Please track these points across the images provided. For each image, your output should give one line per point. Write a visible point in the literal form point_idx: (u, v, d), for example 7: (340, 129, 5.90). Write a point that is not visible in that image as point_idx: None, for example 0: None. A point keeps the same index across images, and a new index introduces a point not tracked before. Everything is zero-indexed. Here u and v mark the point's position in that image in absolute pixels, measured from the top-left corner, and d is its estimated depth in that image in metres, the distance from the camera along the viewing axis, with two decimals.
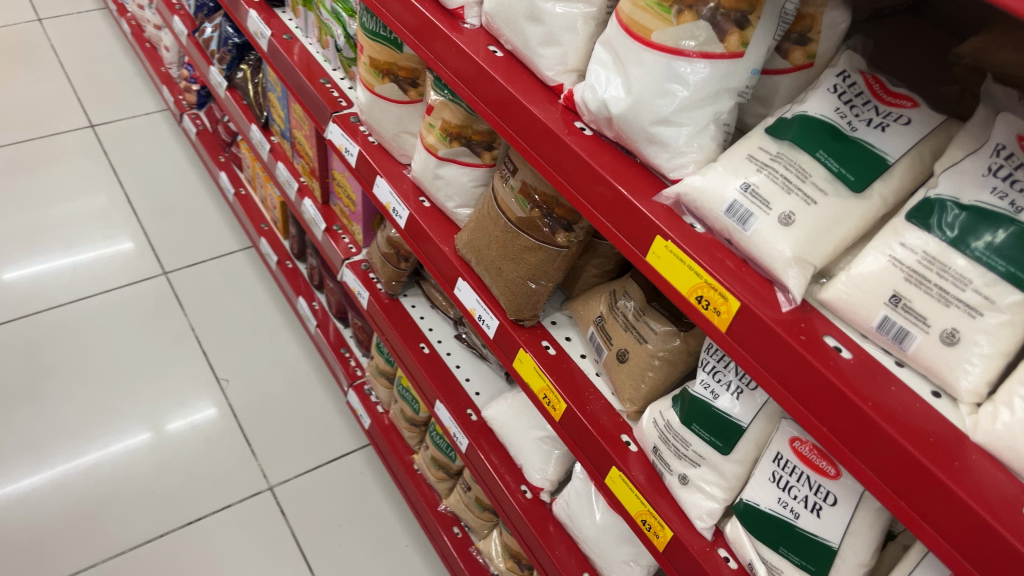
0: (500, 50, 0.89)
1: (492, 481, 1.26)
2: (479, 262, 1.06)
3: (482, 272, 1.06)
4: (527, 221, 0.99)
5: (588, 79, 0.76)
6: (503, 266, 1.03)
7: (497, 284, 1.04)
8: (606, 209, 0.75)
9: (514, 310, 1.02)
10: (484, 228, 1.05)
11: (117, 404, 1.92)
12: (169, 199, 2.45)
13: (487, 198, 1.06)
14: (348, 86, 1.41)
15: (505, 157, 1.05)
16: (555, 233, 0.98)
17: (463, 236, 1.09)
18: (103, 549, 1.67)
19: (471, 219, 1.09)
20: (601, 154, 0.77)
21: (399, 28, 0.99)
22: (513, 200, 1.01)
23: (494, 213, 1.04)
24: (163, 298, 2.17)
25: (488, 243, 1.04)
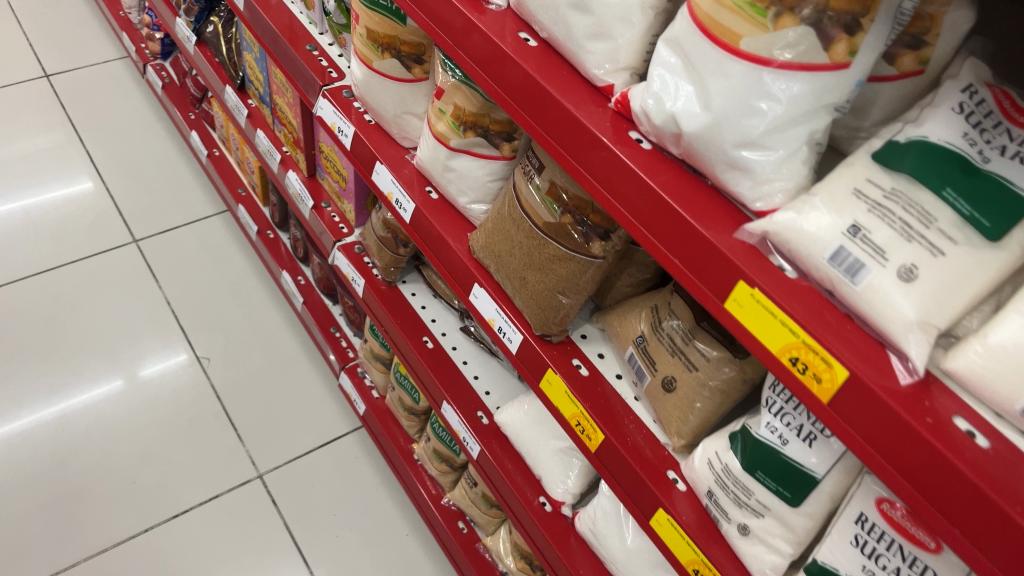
0: (532, 38, 0.76)
1: (507, 491, 1.16)
2: (500, 270, 0.95)
3: (503, 281, 0.95)
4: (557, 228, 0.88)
5: (650, 85, 0.64)
6: (529, 275, 0.92)
7: (521, 295, 0.93)
8: (671, 241, 0.64)
9: (541, 325, 0.91)
10: (505, 232, 0.94)
11: (90, 386, 1.79)
12: (136, 158, 2.28)
13: (508, 197, 0.95)
14: (337, 53, 1.26)
15: (528, 151, 0.93)
16: (589, 243, 0.86)
17: (480, 238, 0.98)
18: (83, 547, 1.56)
19: (490, 219, 0.98)
20: (662, 174, 0.65)
21: (406, 6, 0.86)
22: (540, 203, 0.89)
23: (517, 216, 0.92)
24: (134, 269, 2.03)
25: (510, 249, 0.93)
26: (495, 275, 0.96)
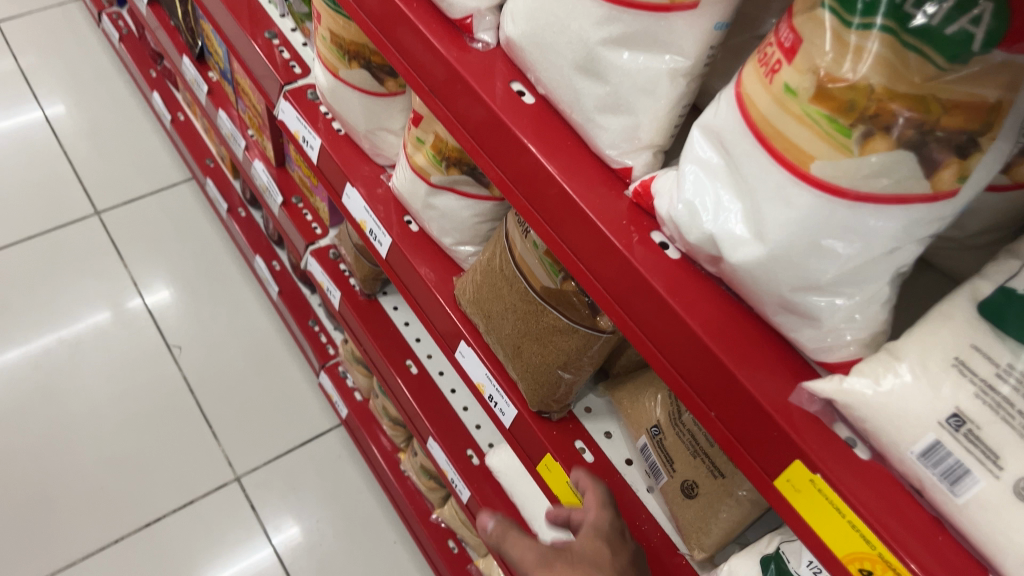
0: (529, 91, 0.61)
1: (500, 543, 1.05)
2: (490, 331, 0.81)
3: (495, 345, 0.81)
4: (558, 296, 0.74)
5: (682, 186, 0.49)
6: (525, 342, 0.78)
7: (516, 366, 0.79)
8: (705, 388, 0.51)
9: (538, 401, 0.79)
10: (496, 287, 0.79)
11: (52, 380, 1.66)
12: (95, 118, 2.09)
13: (499, 244, 0.80)
14: (301, 42, 1.09)
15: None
16: (597, 315, 0.73)
17: (465, 288, 0.84)
18: (49, 561, 1.46)
19: (477, 265, 0.84)
20: (693, 297, 0.51)
21: (366, 30, 0.70)
22: (536, 263, 0.74)
23: (510, 271, 0.78)
24: (96, 246, 1.87)
25: (502, 310, 0.79)
26: (483, 334, 0.83)
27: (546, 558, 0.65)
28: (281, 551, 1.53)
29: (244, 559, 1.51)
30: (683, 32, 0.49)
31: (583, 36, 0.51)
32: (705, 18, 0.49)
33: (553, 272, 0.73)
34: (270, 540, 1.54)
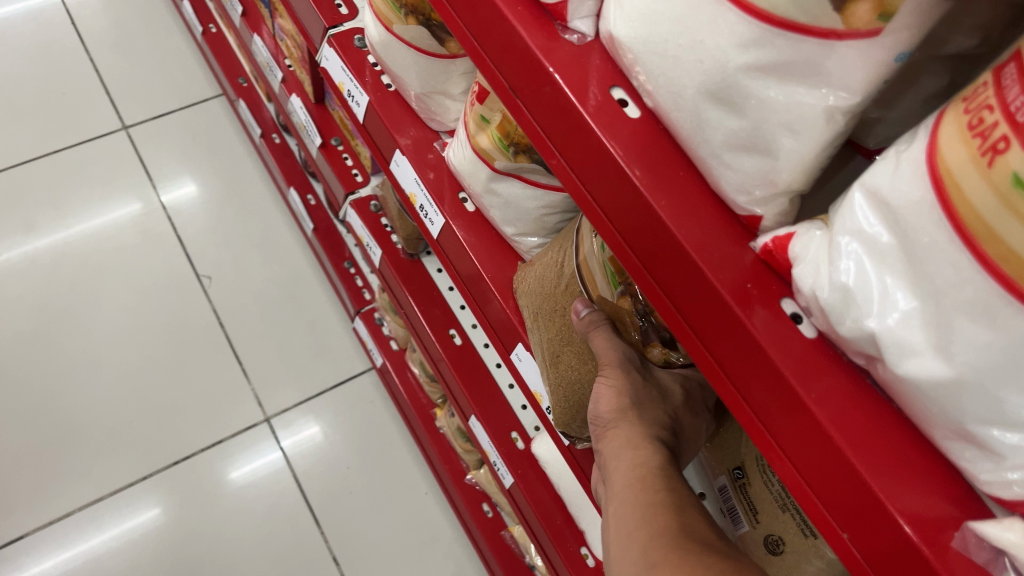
0: (632, 100, 0.49)
1: (543, 537, 0.99)
2: (534, 328, 0.73)
3: (536, 344, 0.73)
4: (614, 317, 0.67)
5: (835, 262, 0.39)
6: (563, 350, 0.70)
7: (549, 377, 0.73)
8: (834, 499, 0.42)
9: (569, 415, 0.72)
10: (549, 283, 0.71)
11: (77, 306, 1.60)
12: (121, 21, 1.96)
13: (566, 237, 0.71)
14: None
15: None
16: (650, 345, 0.69)
17: (524, 274, 0.75)
18: (76, 496, 1.44)
19: (540, 254, 0.75)
20: (827, 385, 0.42)
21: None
22: (598, 272, 0.66)
23: (569, 271, 0.69)
24: (124, 163, 1.78)
25: (550, 308, 0.71)
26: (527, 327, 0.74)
27: (626, 362, 0.65)
28: (290, 455, 1.54)
29: (254, 461, 1.52)
30: (851, 63, 0.38)
31: (720, 57, 0.41)
32: (884, 48, 0.38)
33: (611, 285, 0.66)
34: (279, 446, 1.54)
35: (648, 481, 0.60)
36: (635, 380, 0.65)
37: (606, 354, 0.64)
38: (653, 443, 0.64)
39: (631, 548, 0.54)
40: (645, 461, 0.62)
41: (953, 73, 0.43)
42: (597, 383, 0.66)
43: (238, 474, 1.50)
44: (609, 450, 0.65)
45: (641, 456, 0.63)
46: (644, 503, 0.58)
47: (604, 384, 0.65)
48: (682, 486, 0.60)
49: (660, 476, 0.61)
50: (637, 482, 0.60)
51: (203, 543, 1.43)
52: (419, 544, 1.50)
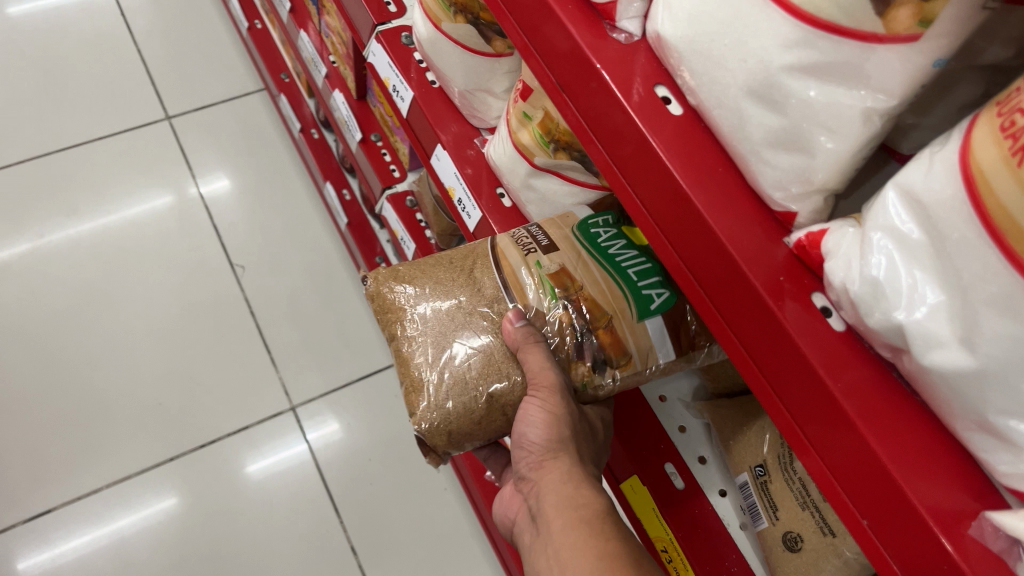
0: (675, 98, 0.52)
1: None
2: (423, 326, 0.68)
3: (414, 333, 0.68)
4: (550, 327, 0.68)
5: (866, 256, 0.41)
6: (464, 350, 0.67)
7: (427, 368, 0.67)
8: (855, 487, 0.44)
9: (447, 426, 0.66)
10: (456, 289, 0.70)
11: (115, 287, 1.65)
12: (171, 16, 2.01)
13: (478, 257, 0.72)
14: None
15: (526, 226, 0.75)
16: (577, 361, 0.69)
17: (406, 274, 0.71)
18: (105, 472, 1.47)
19: (421, 263, 0.72)
20: (854, 376, 0.43)
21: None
22: (539, 286, 0.69)
23: (488, 281, 0.70)
24: (166, 152, 1.83)
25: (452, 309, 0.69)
26: (411, 325, 0.68)
27: (559, 386, 0.65)
28: (315, 448, 1.56)
29: (279, 450, 1.55)
30: (890, 67, 0.40)
31: (764, 56, 0.43)
32: (923, 54, 0.40)
33: (548, 297, 0.69)
34: (306, 437, 1.57)
35: (589, 510, 0.62)
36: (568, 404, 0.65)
37: (543, 374, 0.64)
38: (586, 472, 0.66)
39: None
40: (584, 493, 0.63)
41: (988, 83, 0.45)
42: (525, 407, 0.65)
43: (255, 467, 1.52)
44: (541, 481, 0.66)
45: (580, 485, 0.64)
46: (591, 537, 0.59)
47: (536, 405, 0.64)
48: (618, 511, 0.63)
49: (597, 511, 0.62)
50: (579, 515, 0.61)
51: (224, 526, 1.46)
52: (435, 538, 1.52)
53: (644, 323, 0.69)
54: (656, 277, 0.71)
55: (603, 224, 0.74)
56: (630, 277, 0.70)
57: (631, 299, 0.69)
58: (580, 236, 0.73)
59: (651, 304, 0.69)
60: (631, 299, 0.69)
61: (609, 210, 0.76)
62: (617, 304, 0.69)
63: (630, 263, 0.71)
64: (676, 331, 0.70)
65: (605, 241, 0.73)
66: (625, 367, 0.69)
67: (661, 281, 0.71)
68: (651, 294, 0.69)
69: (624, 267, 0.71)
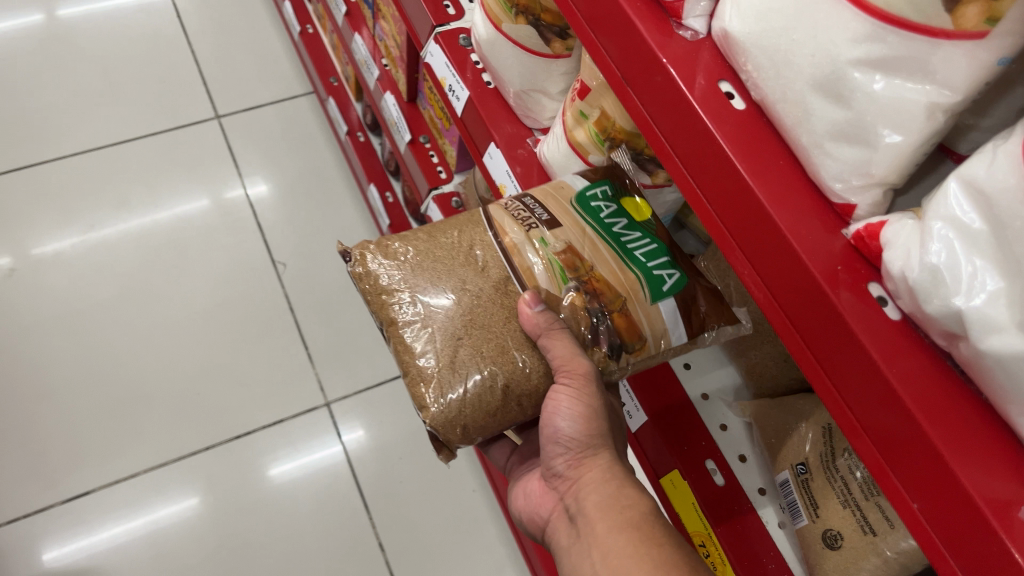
0: (739, 94, 0.53)
1: None
2: (428, 309, 0.69)
3: (419, 320, 0.69)
4: (564, 312, 0.69)
5: (926, 245, 0.42)
6: (473, 335, 0.68)
7: (431, 355, 0.67)
8: (910, 474, 0.45)
9: (461, 413, 0.67)
10: (457, 270, 0.71)
11: (159, 279, 1.68)
12: (223, 19, 2.06)
13: (477, 235, 0.73)
14: None
15: (520, 198, 0.76)
16: (594, 347, 0.70)
17: (399, 254, 0.72)
18: (143, 458, 1.51)
19: (413, 243, 0.73)
20: (910, 365, 0.44)
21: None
22: (549, 269, 0.70)
23: (493, 260, 0.72)
24: (214, 149, 1.87)
25: (455, 290, 0.70)
26: (416, 307, 0.69)
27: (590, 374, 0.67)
28: (349, 448, 1.59)
29: (314, 449, 1.57)
30: (956, 63, 0.42)
31: (833, 50, 0.44)
32: (989, 52, 0.41)
33: (560, 280, 0.70)
34: (341, 439, 1.59)
35: (624, 499, 0.64)
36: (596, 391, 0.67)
37: (569, 360, 0.66)
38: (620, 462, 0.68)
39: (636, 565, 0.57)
40: (619, 482, 0.65)
41: None
42: (555, 396, 0.67)
43: (281, 469, 1.54)
44: (578, 475, 0.68)
45: (616, 475, 0.66)
46: (628, 524, 0.61)
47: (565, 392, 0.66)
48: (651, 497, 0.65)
49: (633, 499, 0.64)
50: (616, 504, 0.63)
51: (256, 518, 1.49)
52: (462, 540, 1.54)
53: (657, 305, 0.71)
54: (663, 258, 0.74)
55: (602, 197, 0.76)
56: (640, 260, 0.73)
57: (645, 285, 0.71)
58: (580, 209, 0.74)
59: (664, 285, 0.72)
60: (646, 284, 0.71)
61: (603, 181, 0.77)
62: (630, 288, 0.71)
63: (636, 244, 0.74)
64: (687, 312, 0.73)
65: (609, 220, 0.75)
66: (639, 348, 0.71)
67: (669, 261, 0.74)
68: (662, 275, 0.72)
69: (631, 247, 0.74)
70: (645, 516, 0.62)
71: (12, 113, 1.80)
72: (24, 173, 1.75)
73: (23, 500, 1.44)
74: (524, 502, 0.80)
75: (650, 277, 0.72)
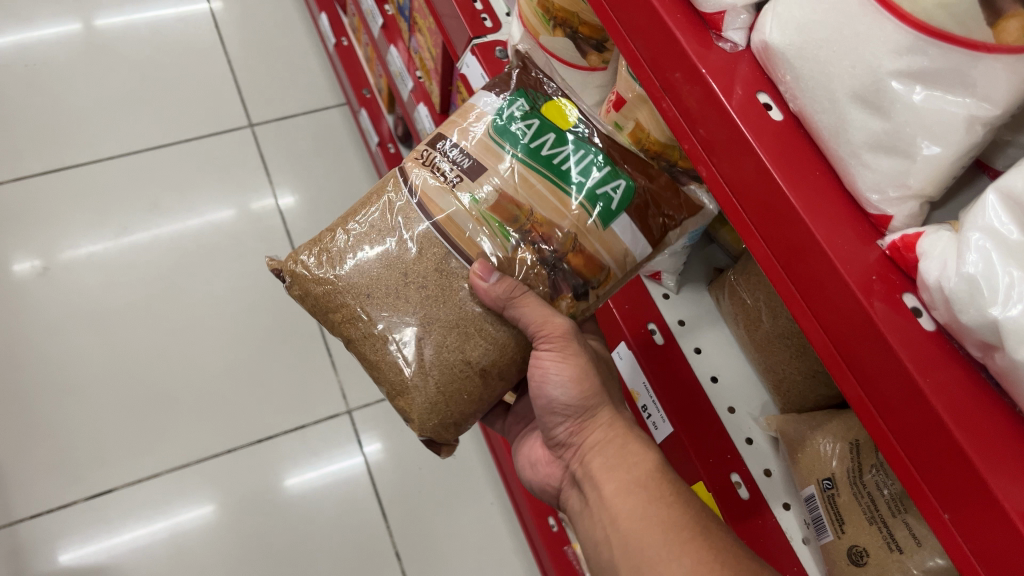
0: (776, 105, 0.54)
1: None
2: (380, 317, 0.72)
3: (371, 327, 0.73)
4: (519, 272, 0.73)
5: (963, 257, 0.42)
6: (433, 331, 0.72)
7: (388, 358, 0.72)
8: (940, 484, 0.45)
9: (448, 409, 0.73)
10: (397, 261, 0.73)
11: (189, 281, 1.71)
12: (260, 29, 2.09)
13: (397, 213, 0.74)
14: (502, 10, 1.06)
15: (433, 140, 0.76)
16: (558, 297, 0.75)
17: (332, 262, 0.75)
18: (167, 459, 1.52)
19: (346, 241, 0.76)
20: (943, 374, 0.45)
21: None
22: (483, 229, 0.72)
23: (425, 239, 0.72)
24: (247, 157, 1.90)
25: (401, 286, 0.72)
26: (372, 316, 0.73)
27: (568, 333, 0.71)
28: (369, 458, 1.59)
29: (335, 458, 1.58)
30: (995, 76, 0.43)
31: (874, 62, 0.46)
32: None
33: (504, 239, 0.72)
34: (361, 449, 1.60)
35: (631, 460, 0.72)
36: (577, 347, 0.72)
37: (539, 319, 0.70)
38: (619, 416, 0.76)
39: (651, 527, 0.66)
40: (625, 442, 0.74)
41: None
42: (543, 363, 0.72)
43: (295, 481, 1.54)
44: (587, 440, 0.76)
45: (621, 434, 0.74)
46: (640, 486, 0.69)
47: (552, 356, 0.71)
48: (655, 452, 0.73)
49: (640, 460, 0.72)
50: (627, 468, 0.71)
51: (276, 522, 1.50)
52: (478, 551, 1.54)
53: (609, 228, 0.72)
54: (600, 169, 0.72)
55: (521, 116, 0.74)
56: (579, 183, 0.72)
57: (591, 211, 0.72)
58: (500, 139, 0.74)
59: (612, 204, 0.72)
60: (593, 211, 0.71)
61: (517, 95, 0.76)
62: (577, 220, 0.71)
63: (569, 159, 0.73)
64: (644, 221, 0.73)
65: (536, 145, 0.73)
66: (607, 274, 0.74)
67: (607, 169, 0.72)
68: (606, 194, 0.72)
69: (567, 170, 0.73)
70: (654, 474, 0.70)
71: (52, 115, 1.84)
72: (62, 174, 1.78)
73: (48, 495, 1.46)
74: (535, 470, 0.88)
75: (594, 201, 0.71)
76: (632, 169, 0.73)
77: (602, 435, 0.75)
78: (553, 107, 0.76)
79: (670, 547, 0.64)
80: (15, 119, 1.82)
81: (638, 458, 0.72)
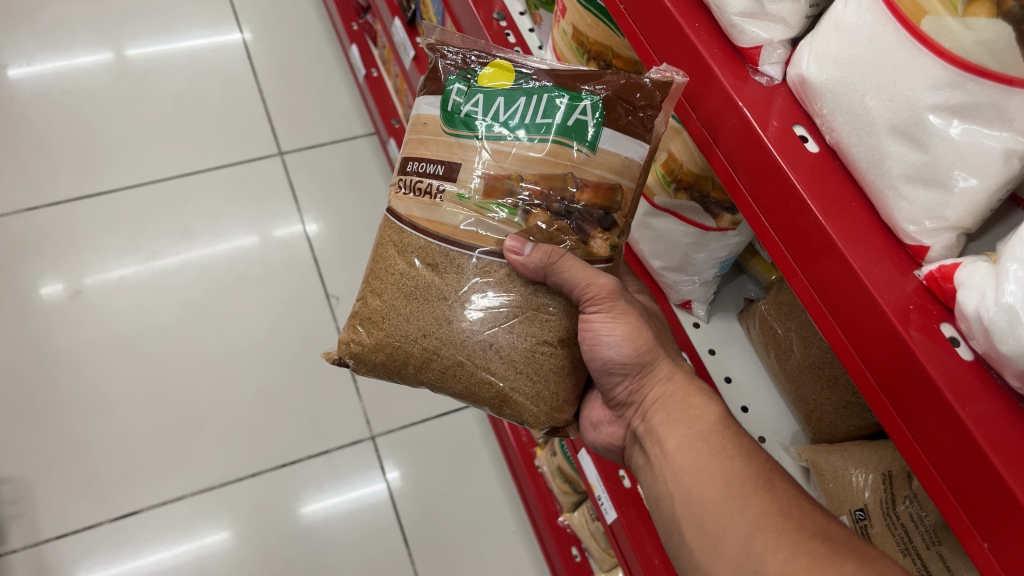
0: (812, 137, 0.55)
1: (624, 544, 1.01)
2: (445, 348, 0.73)
3: (444, 362, 0.73)
4: (539, 235, 0.74)
5: (1002, 284, 0.43)
6: (500, 331, 0.73)
7: (476, 376, 0.73)
8: (984, 519, 0.45)
9: (553, 395, 0.75)
10: (434, 290, 0.74)
11: (217, 306, 1.73)
12: (290, 58, 2.13)
13: (409, 251, 0.76)
14: (535, 45, 1.09)
15: (405, 169, 0.78)
16: (591, 239, 0.75)
17: (375, 330, 0.75)
18: (193, 481, 1.54)
19: (382, 300, 0.75)
20: (981, 404, 0.45)
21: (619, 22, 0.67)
22: (473, 215, 0.74)
23: (447, 261, 0.74)
24: (275, 183, 1.93)
25: (448, 309, 0.73)
26: (439, 352, 0.73)
27: (617, 292, 0.73)
28: (391, 484, 1.60)
29: (358, 485, 1.58)
30: None
31: (912, 96, 0.47)
32: None
33: (509, 217, 0.74)
34: (384, 476, 1.60)
35: (694, 409, 0.72)
36: (626, 302, 0.73)
37: (584, 276, 0.71)
38: (680, 364, 0.76)
39: (715, 486, 0.65)
40: (690, 390, 0.73)
41: None
42: (602, 322, 0.72)
43: (314, 508, 1.55)
44: (653, 394, 0.75)
45: (684, 382, 0.74)
46: (704, 446, 0.68)
47: (613, 318, 0.72)
48: (718, 403, 0.73)
49: (706, 415, 0.71)
50: (693, 423, 0.71)
51: (296, 547, 1.51)
52: None
53: (599, 150, 0.73)
54: (561, 100, 0.73)
55: (464, 99, 0.76)
56: (547, 125, 0.73)
57: (571, 143, 0.73)
58: (456, 130, 0.76)
59: (587, 129, 0.73)
60: (573, 143, 0.73)
61: (451, 81, 0.77)
62: (565, 159, 0.73)
63: (526, 111, 0.74)
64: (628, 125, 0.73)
65: (493, 116, 0.75)
66: (622, 197, 0.74)
67: (563, 98, 0.73)
68: (579, 120, 0.73)
69: (530, 120, 0.74)
70: (718, 428, 0.70)
71: (88, 141, 1.88)
72: (96, 199, 1.81)
73: (77, 515, 1.48)
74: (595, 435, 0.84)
75: (572, 133, 0.73)
76: (591, 85, 0.73)
77: (663, 390, 0.74)
78: (489, 74, 0.77)
79: (733, 505, 0.63)
80: (53, 144, 1.86)
81: (701, 412, 0.72)
